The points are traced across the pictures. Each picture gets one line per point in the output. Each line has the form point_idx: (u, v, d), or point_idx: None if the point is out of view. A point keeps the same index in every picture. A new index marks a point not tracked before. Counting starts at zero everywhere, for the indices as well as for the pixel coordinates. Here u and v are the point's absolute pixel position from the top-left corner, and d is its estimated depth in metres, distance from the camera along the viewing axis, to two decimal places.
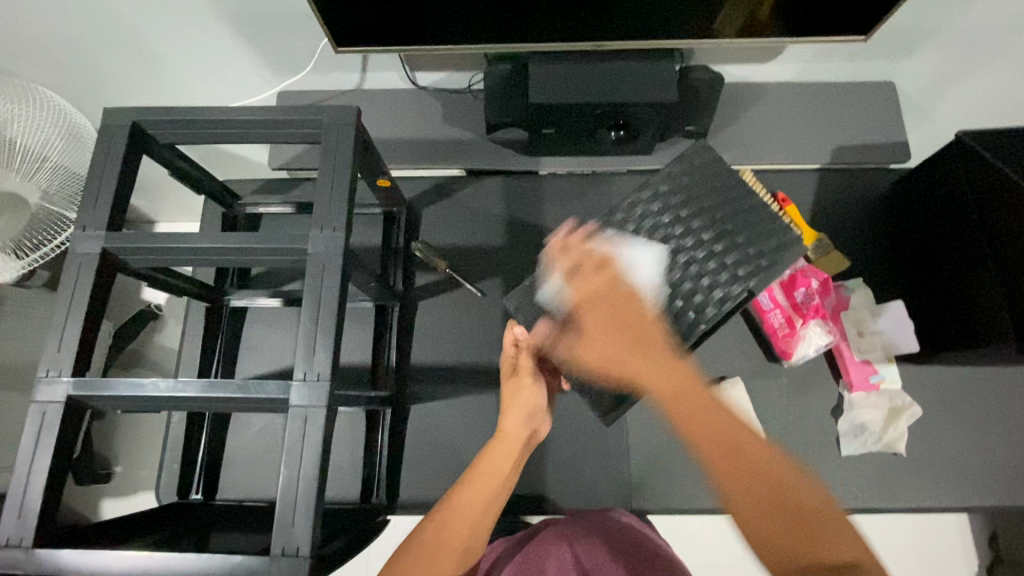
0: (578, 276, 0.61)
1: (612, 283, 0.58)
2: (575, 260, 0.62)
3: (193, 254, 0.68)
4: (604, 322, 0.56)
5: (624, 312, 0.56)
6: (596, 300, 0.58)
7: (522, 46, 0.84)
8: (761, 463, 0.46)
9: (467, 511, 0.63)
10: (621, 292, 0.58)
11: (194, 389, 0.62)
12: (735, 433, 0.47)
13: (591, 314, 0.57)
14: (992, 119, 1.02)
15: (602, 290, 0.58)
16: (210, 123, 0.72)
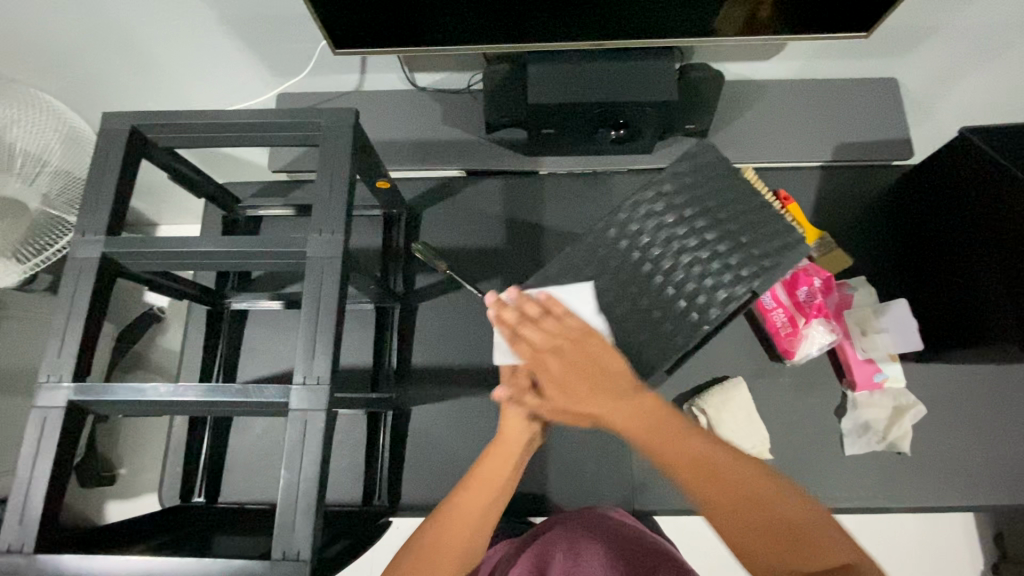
0: (518, 336, 0.57)
1: (561, 328, 0.57)
2: (515, 313, 0.57)
3: (192, 258, 0.68)
4: (565, 374, 0.56)
5: (581, 360, 0.56)
6: (552, 351, 0.56)
7: (520, 46, 0.83)
8: (743, 487, 0.52)
9: (466, 516, 0.61)
10: (574, 338, 0.56)
11: (194, 394, 0.62)
12: (714, 462, 0.53)
13: (548, 371, 0.57)
14: (995, 115, 1.02)
15: (554, 340, 0.56)
16: (208, 126, 0.72)
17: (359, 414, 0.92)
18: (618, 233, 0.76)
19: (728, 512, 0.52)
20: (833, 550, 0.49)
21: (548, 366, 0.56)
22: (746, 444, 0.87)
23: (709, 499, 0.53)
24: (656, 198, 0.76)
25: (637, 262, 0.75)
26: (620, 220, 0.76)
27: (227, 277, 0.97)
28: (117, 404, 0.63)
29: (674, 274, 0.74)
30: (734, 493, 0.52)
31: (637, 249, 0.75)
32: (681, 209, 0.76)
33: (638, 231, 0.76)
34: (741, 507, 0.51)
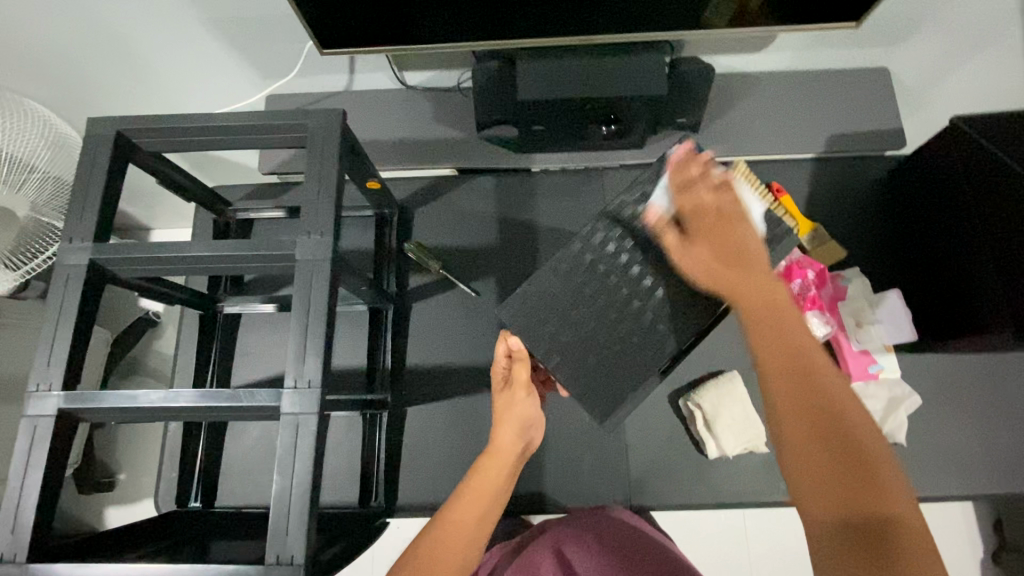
0: (689, 187, 0.64)
1: (735, 204, 0.62)
2: (693, 175, 0.65)
3: (181, 262, 0.68)
4: (718, 235, 0.60)
5: (725, 236, 0.60)
6: (718, 215, 0.62)
7: (509, 43, 0.83)
8: (837, 412, 0.46)
9: (462, 522, 0.63)
10: (736, 214, 0.62)
11: (187, 398, 0.62)
12: (820, 376, 0.48)
13: (705, 223, 0.61)
14: (988, 103, 1.01)
15: (719, 208, 0.62)
16: (195, 130, 0.72)
17: (355, 416, 0.92)
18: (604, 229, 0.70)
19: (808, 421, 0.46)
20: (893, 508, 0.42)
21: (705, 221, 0.61)
22: (742, 437, 0.89)
23: (789, 405, 0.47)
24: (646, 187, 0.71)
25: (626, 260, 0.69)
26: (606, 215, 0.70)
27: (219, 282, 0.97)
28: (109, 410, 0.63)
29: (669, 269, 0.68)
30: (826, 406, 0.46)
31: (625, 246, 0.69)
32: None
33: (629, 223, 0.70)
34: (823, 425, 0.45)
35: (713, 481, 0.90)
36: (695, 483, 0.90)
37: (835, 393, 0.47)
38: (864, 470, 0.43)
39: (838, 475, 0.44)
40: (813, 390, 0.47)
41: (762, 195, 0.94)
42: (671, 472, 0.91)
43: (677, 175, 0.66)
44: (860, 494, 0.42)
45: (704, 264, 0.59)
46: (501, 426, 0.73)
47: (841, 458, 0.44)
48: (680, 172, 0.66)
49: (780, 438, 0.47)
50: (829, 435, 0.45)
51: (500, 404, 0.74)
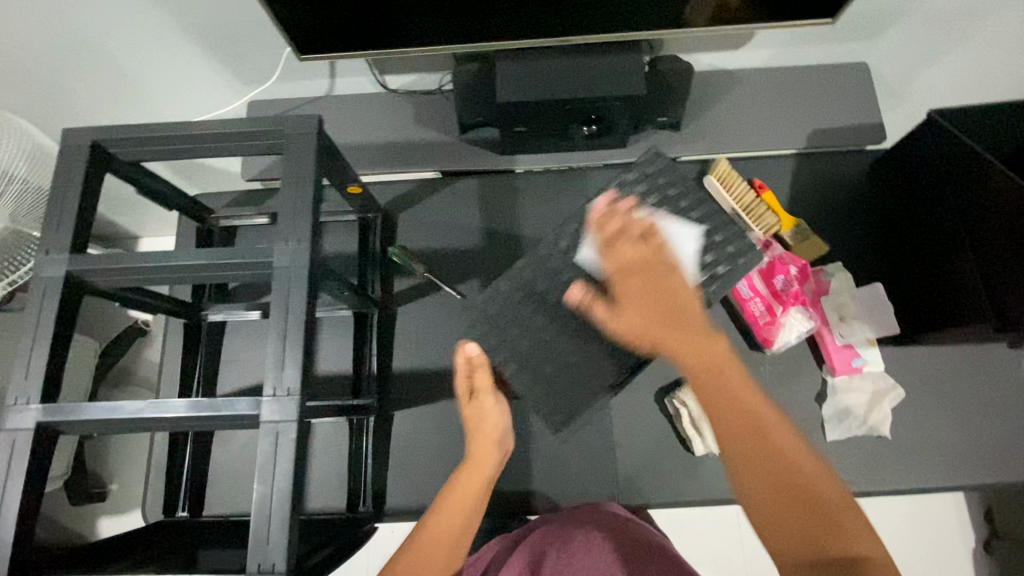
0: (613, 245, 0.66)
1: (660, 252, 0.64)
2: (616, 227, 0.67)
3: (159, 272, 0.68)
4: (650, 292, 0.61)
5: (659, 286, 0.61)
6: (644, 269, 0.63)
7: (487, 45, 0.82)
8: (790, 458, 0.50)
9: (452, 515, 0.66)
10: (664, 264, 0.63)
11: (171, 409, 0.61)
12: (768, 429, 0.51)
13: (632, 283, 0.62)
14: (968, 96, 1.02)
15: (646, 259, 0.64)
16: (170, 138, 0.71)
17: (342, 421, 0.92)
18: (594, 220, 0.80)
19: (763, 480, 0.49)
20: (856, 542, 0.46)
21: (633, 277, 0.62)
22: None
23: (749, 459, 0.50)
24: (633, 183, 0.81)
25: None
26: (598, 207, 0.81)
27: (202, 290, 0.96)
28: (90, 422, 0.62)
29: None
30: (779, 462, 0.49)
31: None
32: (661, 190, 0.80)
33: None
34: (778, 478, 0.49)
35: (701, 478, 0.90)
36: (682, 481, 0.90)
37: (782, 442, 0.51)
38: (823, 514, 0.47)
39: (808, 523, 0.47)
40: (768, 449, 0.50)
41: (742, 194, 0.96)
42: (658, 470, 0.91)
43: (603, 227, 0.68)
44: (831, 533, 0.47)
45: (641, 327, 0.60)
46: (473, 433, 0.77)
47: (801, 507, 0.48)
48: (603, 223, 0.68)
49: (743, 492, 0.50)
50: (787, 490, 0.48)
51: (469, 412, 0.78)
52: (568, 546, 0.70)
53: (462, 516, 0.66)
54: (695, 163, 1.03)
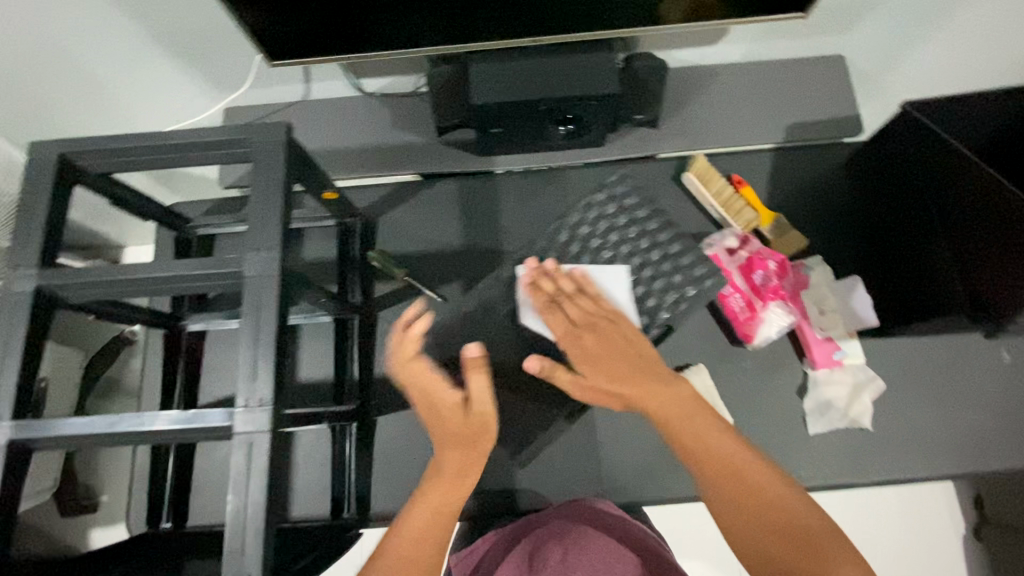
0: (557, 307, 0.74)
1: (595, 306, 0.73)
2: (550, 291, 0.75)
3: (129, 285, 0.67)
4: (602, 349, 0.69)
5: (611, 341, 0.70)
6: (589, 326, 0.71)
7: (462, 47, 0.82)
8: (759, 487, 0.57)
9: (426, 533, 0.59)
10: (605, 316, 0.72)
11: (146, 423, 0.61)
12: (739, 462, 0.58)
13: (583, 345, 0.70)
14: (944, 85, 1.02)
15: (589, 314, 0.72)
16: (138, 149, 0.71)
17: (325, 428, 0.92)
18: (569, 236, 0.89)
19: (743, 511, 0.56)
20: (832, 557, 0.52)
21: (583, 335, 0.70)
22: None
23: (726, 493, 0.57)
24: (607, 202, 0.89)
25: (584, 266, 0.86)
26: (573, 223, 0.89)
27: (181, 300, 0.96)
28: (64, 438, 0.62)
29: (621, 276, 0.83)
30: (750, 492, 0.56)
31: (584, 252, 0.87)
32: (633, 211, 0.88)
33: (588, 233, 0.88)
34: (752, 505, 0.56)
35: (685, 475, 0.90)
36: (667, 478, 0.91)
37: (751, 472, 0.58)
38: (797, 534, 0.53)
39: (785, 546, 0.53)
40: (740, 483, 0.57)
41: (722, 192, 0.96)
42: (642, 467, 0.91)
43: (542, 292, 0.75)
44: (807, 552, 0.52)
45: (606, 383, 0.68)
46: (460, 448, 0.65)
47: (774, 529, 0.54)
48: (537, 289, 0.76)
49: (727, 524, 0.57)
50: (761, 518, 0.55)
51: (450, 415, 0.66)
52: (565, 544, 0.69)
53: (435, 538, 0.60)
54: (673, 160, 1.02)
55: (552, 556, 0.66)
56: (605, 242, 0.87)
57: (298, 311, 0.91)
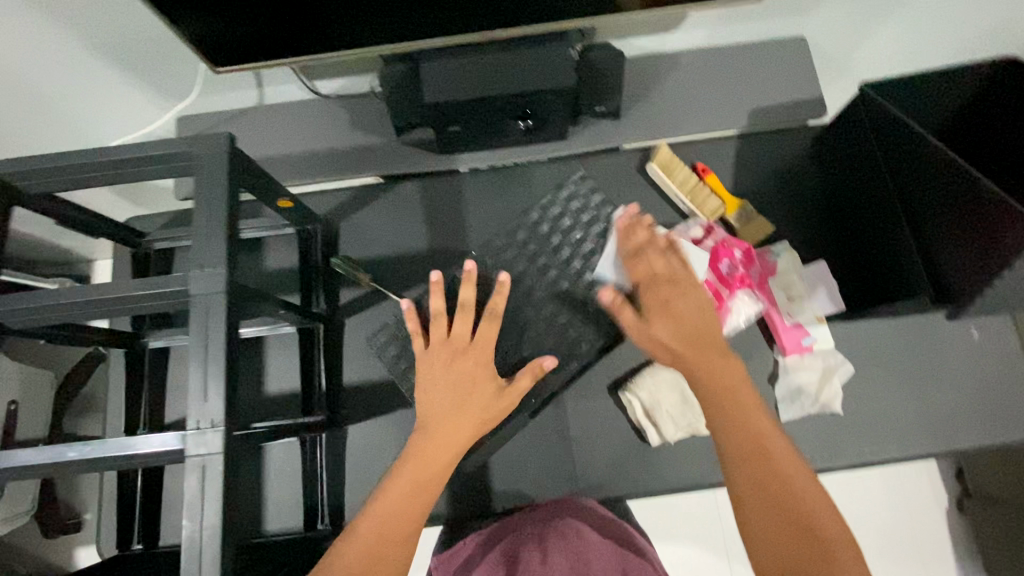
0: (640, 255, 0.71)
1: (681, 267, 0.70)
2: (641, 239, 0.72)
3: (71, 310, 0.65)
4: (679, 308, 0.67)
5: (685, 305, 0.67)
6: (669, 282, 0.69)
7: (411, 44, 0.79)
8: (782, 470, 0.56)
9: (405, 502, 0.62)
10: (686, 279, 0.69)
11: (96, 450, 0.60)
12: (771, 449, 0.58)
13: (658, 294, 0.68)
14: (910, 62, 1.01)
15: (671, 272, 0.70)
16: (72, 168, 0.68)
17: (295, 439, 0.91)
18: (529, 234, 0.89)
19: (761, 490, 0.56)
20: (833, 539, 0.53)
21: (662, 289, 0.68)
22: (682, 422, 0.88)
23: (744, 468, 0.57)
24: (569, 200, 0.90)
25: (544, 265, 0.86)
26: (533, 221, 0.90)
27: (141, 319, 0.96)
28: (12, 469, 0.61)
29: (582, 275, 0.85)
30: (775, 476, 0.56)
31: (545, 252, 0.87)
32: (595, 210, 0.89)
33: (548, 231, 0.89)
34: (771, 482, 0.56)
35: (658, 468, 0.90)
36: (642, 473, 0.90)
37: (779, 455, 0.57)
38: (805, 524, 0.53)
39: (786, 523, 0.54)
40: (768, 466, 0.57)
41: (685, 180, 0.96)
42: (617, 463, 0.91)
43: (628, 237, 0.73)
44: (805, 537, 0.53)
45: (669, 337, 0.66)
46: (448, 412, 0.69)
47: (784, 507, 0.55)
48: (629, 233, 0.74)
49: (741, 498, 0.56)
50: (777, 499, 0.55)
51: (453, 377, 0.72)
52: (545, 543, 0.68)
53: (413, 503, 0.62)
54: (638, 150, 1.01)
55: (534, 559, 0.65)
56: (567, 241, 0.88)
57: (257, 322, 0.90)
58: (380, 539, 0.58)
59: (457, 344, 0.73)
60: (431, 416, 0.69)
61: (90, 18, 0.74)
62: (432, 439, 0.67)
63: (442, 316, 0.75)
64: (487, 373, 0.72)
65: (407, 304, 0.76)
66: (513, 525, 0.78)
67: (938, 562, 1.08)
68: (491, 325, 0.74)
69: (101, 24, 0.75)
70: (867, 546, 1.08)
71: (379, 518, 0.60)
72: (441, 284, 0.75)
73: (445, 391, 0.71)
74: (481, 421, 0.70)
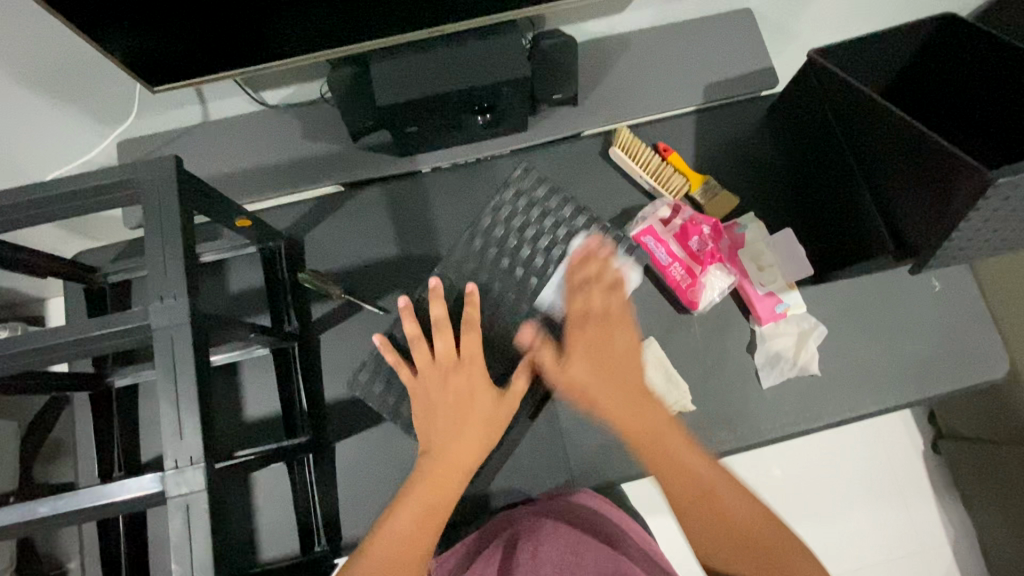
0: (583, 290, 0.76)
1: (619, 307, 0.74)
2: (587, 275, 0.77)
3: (20, 362, 0.61)
4: (601, 347, 0.71)
5: (607, 351, 0.71)
6: (599, 321, 0.73)
7: (357, 46, 0.76)
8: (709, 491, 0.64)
9: (414, 526, 0.62)
10: (617, 321, 0.73)
11: (68, 501, 0.57)
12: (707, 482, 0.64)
13: (585, 331, 0.72)
14: (850, 24, 1.03)
15: (604, 311, 0.73)
16: (5, 210, 0.64)
17: (281, 464, 0.89)
18: (487, 239, 0.85)
19: (700, 517, 0.63)
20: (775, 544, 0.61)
21: (591, 325, 0.72)
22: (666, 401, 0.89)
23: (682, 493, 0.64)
24: (516, 198, 0.86)
25: (509, 266, 0.83)
26: (487, 227, 0.85)
27: (104, 357, 0.93)
28: None
29: (547, 271, 0.83)
30: (718, 508, 0.63)
31: (506, 254, 0.84)
32: (543, 202, 0.86)
33: (503, 235, 0.85)
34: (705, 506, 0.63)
35: None
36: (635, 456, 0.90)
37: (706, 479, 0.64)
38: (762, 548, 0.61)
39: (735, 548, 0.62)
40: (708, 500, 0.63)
41: (649, 159, 0.97)
42: (609, 449, 0.91)
43: (580, 268, 0.78)
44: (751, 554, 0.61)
45: (584, 375, 0.69)
46: (449, 430, 0.69)
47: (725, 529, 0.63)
48: (581, 268, 0.78)
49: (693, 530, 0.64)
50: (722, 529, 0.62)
51: (450, 396, 0.71)
52: (534, 541, 0.68)
53: (421, 524, 0.63)
54: (599, 135, 1.01)
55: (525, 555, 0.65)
56: (524, 238, 0.85)
57: (231, 348, 0.88)
58: (393, 563, 0.59)
59: (445, 363, 0.72)
60: (436, 436, 0.69)
61: (5, 46, 0.69)
62: (440, 459, 0.68)
63: (420, 340, 0.73)
64: (484, 386, 0.72)
65: (380, 338, 0.74)
66: (506, 520, 0.78)
67: (917, 503, 1.12)
68: (473, 336, 0.74)
69: (16, 50, 0.70)
70: (851, 497, 1.12)
71: (389, 544, 0.61)
72: (410, 308, 0.75)
73: (444, 413, 0.70)
74: (484, 435, 0.70)
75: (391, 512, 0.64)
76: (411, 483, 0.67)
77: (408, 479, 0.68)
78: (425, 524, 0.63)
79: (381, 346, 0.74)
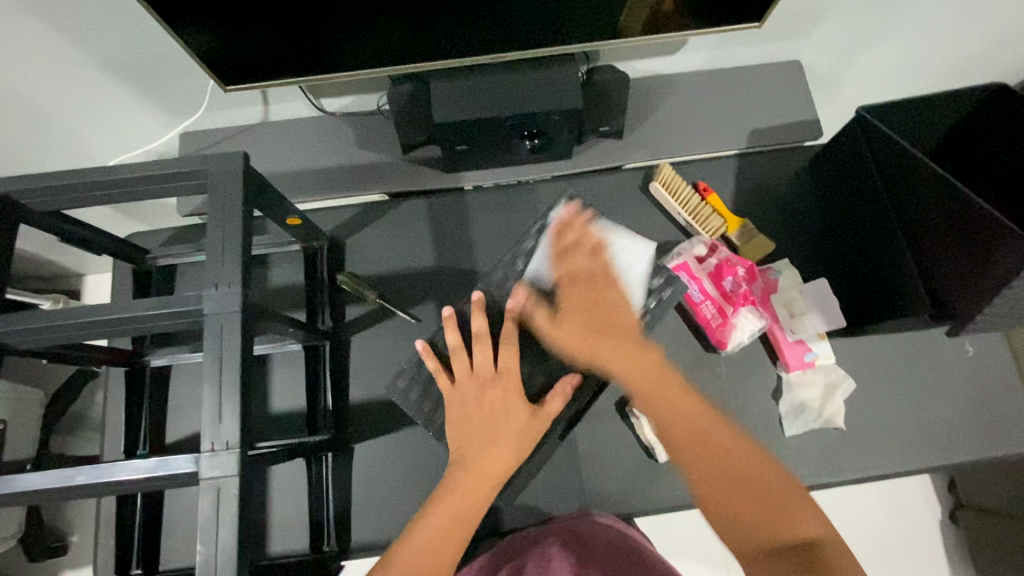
0: (567, 254, 0.79)
1: (602, 269, 0.76)
2: (572, 240, 0.80)
3: (78, 332, 0.64)
4: (590, 306, 0.73)
5: (598, 303, 0.74)
6: (587, 280, 0.75)
7: (420, 64, 0.80)
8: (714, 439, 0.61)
9: (440, 534, 0.64)
10: (603, 279, 0.75)
11: (102, 471, 0.58)
12: (699, 425, 0.62)
13: (573, 291, 0.75)
14: (897, 84, 1.05)
15: (590, 271, 0.76)
16: (81, 188, 0.68)
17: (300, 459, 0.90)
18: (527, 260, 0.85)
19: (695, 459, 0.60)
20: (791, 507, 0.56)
21: (579, 287, 0.75)
22: None
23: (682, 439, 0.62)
24: None
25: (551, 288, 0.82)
26: (529, 248, 0.85)
27: (142, 338, 0.96)
28: (15, 494, 0.59)
29: None
30: (714, 448, 0.60)
31: None
32: None
33: None
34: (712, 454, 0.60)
35: (664, 485, 0.90)
36: (649, 490, 0.90)
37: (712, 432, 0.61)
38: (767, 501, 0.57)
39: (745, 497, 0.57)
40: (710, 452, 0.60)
41: (687, 198, 0.98)
42: (625, 481, 0.91)
43: (561, 237, 0.80)
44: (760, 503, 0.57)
45: (573, 332, 0.73)
46: (483, 440, 0.70)
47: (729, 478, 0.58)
48: (561, 235, 0.81)
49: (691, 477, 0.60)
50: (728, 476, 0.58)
51: (485, 406, 0.72)
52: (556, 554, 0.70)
53: (447, 531, 0.64)
54: (640, 169, 1.03)
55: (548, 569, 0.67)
56: None
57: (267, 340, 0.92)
58: (421, 566, 0.60)
59: (482, 374, 0.74)
60: (468, 446, 0.71)
61: (96, 31, 0.73)
62: (471, 469, 0.69)
63: (462, 349, 0.75)
64: (519, 400, 0.73)
65: (422, 344, 0.77)
66: (523, 537, 0.80)
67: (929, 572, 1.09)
68: (508, 349, 0.75)
69: (105, 35, 0.75)
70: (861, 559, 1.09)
71: (418, 547, 0.62)
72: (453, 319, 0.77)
73: (478, 424, 0.71)
74: (517, 447, 0.71)
75: (419, 518, 0.65)
76: (439, 493, 0.68)
77: (436, 489, 0.69)
78: (451, 534, 0.64)
79: (423, 352, 0.77)
